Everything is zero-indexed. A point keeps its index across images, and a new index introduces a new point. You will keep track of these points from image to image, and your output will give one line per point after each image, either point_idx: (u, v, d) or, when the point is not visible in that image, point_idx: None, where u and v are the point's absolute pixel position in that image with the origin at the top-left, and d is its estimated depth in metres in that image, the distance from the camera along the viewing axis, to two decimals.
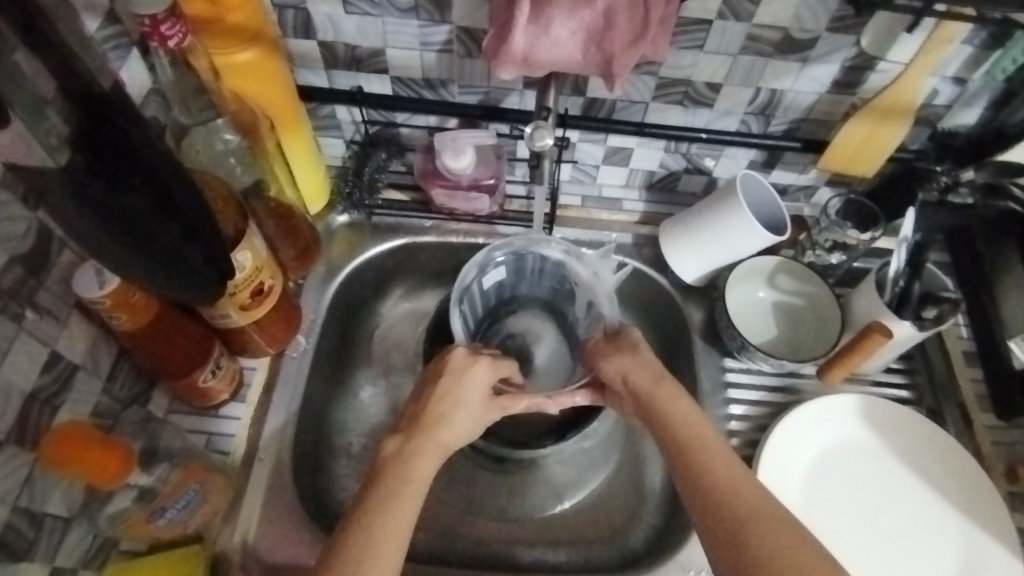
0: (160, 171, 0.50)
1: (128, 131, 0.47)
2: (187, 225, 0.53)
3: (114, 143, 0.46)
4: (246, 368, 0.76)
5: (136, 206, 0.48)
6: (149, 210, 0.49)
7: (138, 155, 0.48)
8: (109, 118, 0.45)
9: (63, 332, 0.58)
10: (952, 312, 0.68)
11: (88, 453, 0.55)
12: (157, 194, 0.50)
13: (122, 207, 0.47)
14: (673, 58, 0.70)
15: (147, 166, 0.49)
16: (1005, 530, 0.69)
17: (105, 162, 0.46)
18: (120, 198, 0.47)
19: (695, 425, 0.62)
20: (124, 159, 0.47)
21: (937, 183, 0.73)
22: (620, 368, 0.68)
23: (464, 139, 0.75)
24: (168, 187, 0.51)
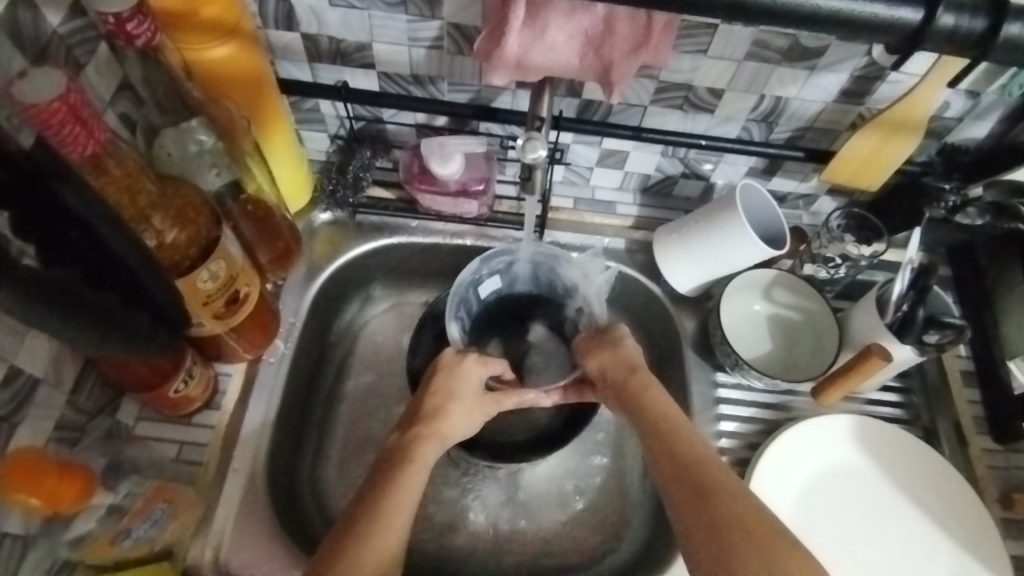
0: (103, 236, 0.47)
1: (53, 185, 0.44)
2: (129, 292, 0.51)
3: (41, 214, 0.44)
4: (222, 374, 0.73)
5: (67, 279, 0.46)
6: (84, 284, 0.47)
7: (77, 220, 0.46)
8: (41, 185, 0.43)
9: (23, 347, 0.56)
10: (957, 338, 0.64)
11: (43, 479, 0.53)
12: (94, 264, 0.48)
13: (56, 280, 0.45)
14: (674, 62, 0.66)
15: (90, 229, 0.46)
16: (998, 559, 0.67)
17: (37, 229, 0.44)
18: (50, 273, 0.44)
19: (674, 423, 0.61)
20: (61, 223, 0.45)
21: (944, 202, 0.69)
22: (613, 371, 0.67)
23: (452, 146, 0.72)
24: (109, 254, 0.48)
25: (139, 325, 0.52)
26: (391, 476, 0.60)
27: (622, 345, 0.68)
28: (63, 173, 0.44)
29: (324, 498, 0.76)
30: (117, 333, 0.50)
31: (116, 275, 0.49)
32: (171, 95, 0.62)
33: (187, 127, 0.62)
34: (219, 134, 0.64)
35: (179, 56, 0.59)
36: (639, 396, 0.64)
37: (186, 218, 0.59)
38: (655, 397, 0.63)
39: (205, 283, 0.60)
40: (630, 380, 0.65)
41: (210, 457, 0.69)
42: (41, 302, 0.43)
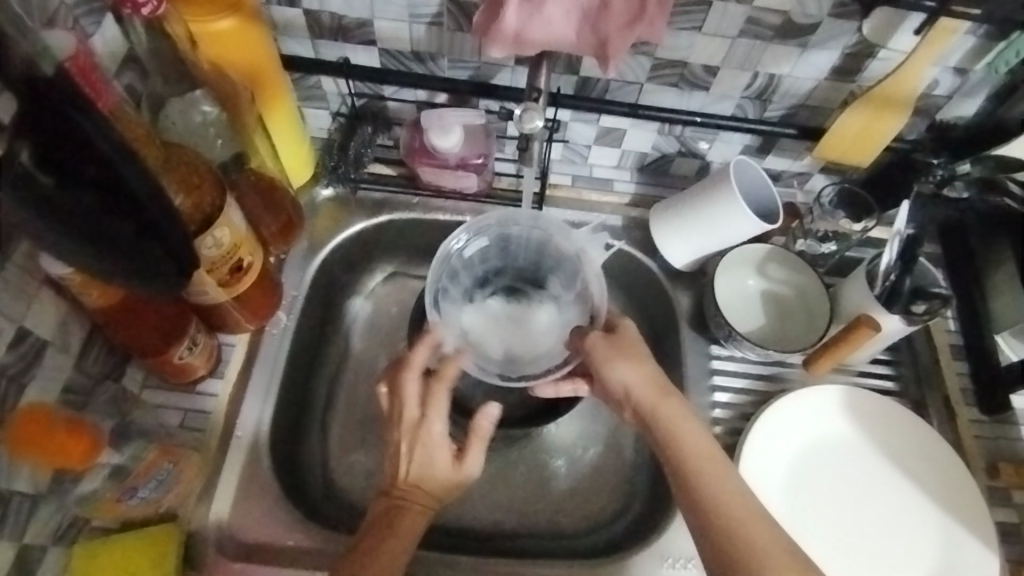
0: (116, 164, 0.46)
1: (68, 108, 0.42)
2: (143, 222, 0.49)
3: (66, 144, 0.43)
4: (224, 344, 0.74)
5: (80, 200, 0.43)
6: (100, 208, 0.45)
7: (93, 149, 0.44)
8: (55, 108, 0.42)
9: (32, 308, 0.57)
10: (942, 308, 0.68)
11: (49, 438, 0.54)
12: (110, 194, 0.46)
13: (71, 203, 0.43)
14: (670, 39, 0.68)
15: (100, 153, 0.44)
16: (983, 523, 0.69)
17: (55, 163, 0.42)
18: (65, 195, 0.42)
19: (697, 444, 0.57)
20: (73, 145, 0.43)
21: (932, 176, 0.72)
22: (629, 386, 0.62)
23: (451, 117, 0.73)
24: (122, 183, 0.46)
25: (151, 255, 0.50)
26: (389, 522, 0.62)
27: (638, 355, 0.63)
28: (82, 105, 0.43)
29: (325, 468, 0.77)
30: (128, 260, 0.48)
31: (131, 207, 0.47)
32: (175, 65, 0.64)
33: (193, 97, 0.65)
34: (221, 102, 0.66)
35: (185, 28, 0.61)
36: (655, 408, 0.60)
37: (191, 184, 0.60)
38: (672, 411, 0.59)
39: (208, 250, 0.61)
40: (646, 392, 0.61)
41: (213, 424, 0.70)
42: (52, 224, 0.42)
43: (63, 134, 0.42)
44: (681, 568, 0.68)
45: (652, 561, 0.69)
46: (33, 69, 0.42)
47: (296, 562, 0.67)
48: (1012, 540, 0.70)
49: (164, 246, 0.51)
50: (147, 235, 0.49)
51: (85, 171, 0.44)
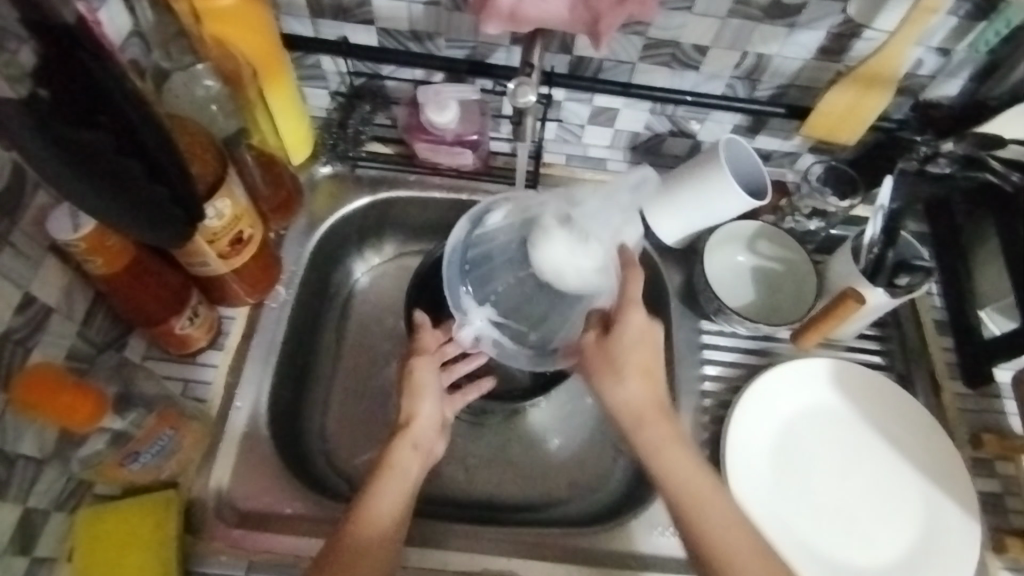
0: (127, 110, 0.49)
1: (85, 60, 0.45)
2: (150, 163, 0.52)
3: (81, 87, 0.46)
4: (225, 317, 0.75)
5: (93, 139, 0.47)
6: (111, 146, 0.49)
7: (103, 92, 0.47)
8: (69, 53, 0.45)
9: (38, 273, 0.59)
10: (925, 280, 0.70)
11: (57, 396, 0.56)
12: (119, 134, 0.49)
13: (84, 141, 0.47)
14: (661, 19, 0.69)
15: (112, 103, 0.48)
16: (965, 491, 0.70)
17: (68, 101, 0.46)
18: (76, 132, 0.46)
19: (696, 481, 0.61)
20: (88, 92, 0.46)
21: (917, 153, 0.73)
22: (636, 407, 0.64)
23: (447, 93, 0.75)
24: (130, 125, 0.49)
25: (159, 204, 0.53)
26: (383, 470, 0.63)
27: (649, 369, 0.65)
28: (97, 51, 0.46)
29: (324, 440, 0.79)
30: (131, 205, 0.51)
31: (136, 148, 0.50)
32: (179, 38, 0.68)
33: (195, 71, 0.69)
34: (224, 79, 0.69)
35: (189, 5, 0.64)
36: (652, 434, 0.63)
37: (193, 153, 0.62)
38: (670, 436, 0.63)
39: (209, 220, 0.63)
40: (647, 411, 0.64)
41: (214, 395, 0.72)
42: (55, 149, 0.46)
43: (79, 79, 0.46)
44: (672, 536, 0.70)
45: (644, 528, 0.70)
46: (53, 16, 0.43)
47: (295, 529, 0.68)
48: (995, 509, 0.72)
49: (172, 191, 0.54)
50: (154, 176, 0.52)
51: (97, 115, 0.47)
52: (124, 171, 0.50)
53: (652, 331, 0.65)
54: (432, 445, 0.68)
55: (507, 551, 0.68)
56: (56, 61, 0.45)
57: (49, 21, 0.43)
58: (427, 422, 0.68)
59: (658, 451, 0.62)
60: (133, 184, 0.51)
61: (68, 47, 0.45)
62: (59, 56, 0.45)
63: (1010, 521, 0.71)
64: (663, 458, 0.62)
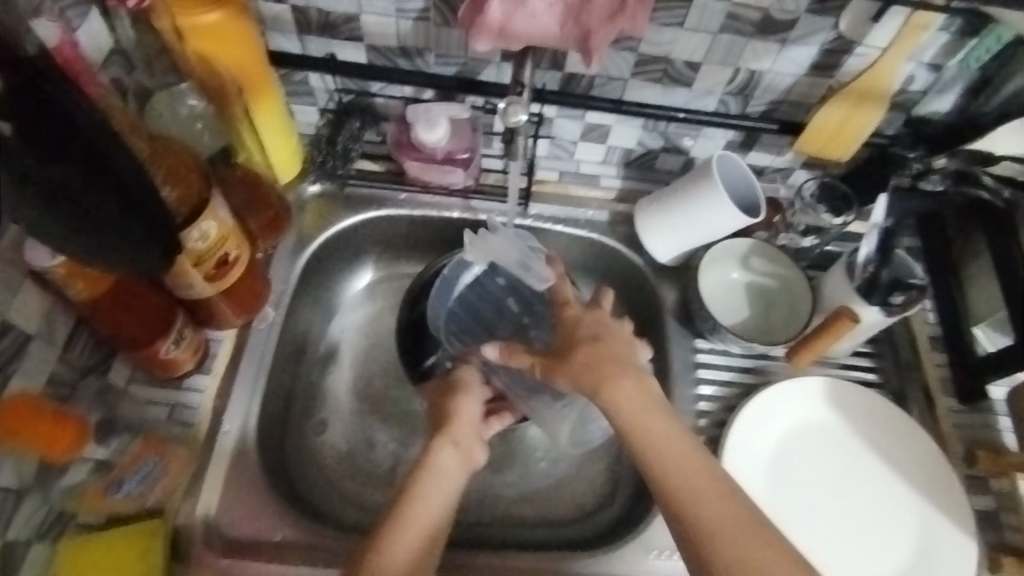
0: (98, 141, 0.47)
1: (48, 90, 0.45)
2: (126, 198, 0.49)
3: (45, 117, 0.45)
4: (212, 339, 0.74)
5: (64, 176, 0.44)
6: (83, 183, 0.46)
7: (71, 122, 0.46)
8: (36, 85, 0.45)
9: (16, 298, 0.57)
10: (920, 298, 0.70)
11: (38, 424, 0.57)
12: (94, 165, 0.47)
13: (60, 180, 0.44)
14: (652, 34, 0.69)
15: (82, 136, 0.46)
16: (961, 510, 0.70)
17: (33, 135, 0.43)
18: (53, 171, 0.44)
19: (647, 417, 0.58)
20: (56, 124, 0.45)
21: (910, 168, 0.74)
22: (606, 379, 0.61)
23: (437, 111, 0.74)
24: (105, 158, 0.48)
25: (133, 236, 0.50)
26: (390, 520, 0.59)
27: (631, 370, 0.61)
28: (56, 81, 0.46)
29: (315, 463, 0.77)
30: (108, 239, 0.48)
31: (113, 183, 0.48)
32: (162, 55, 0.67)
33: (178, 91, 0.68)
34: (209, 97, 0.68)
35: (172, 22, 0.62)
36: (611, 377, 0.61)
37: (174, 175, 0.61)
38: (630, 380, 0.61)
39: (194, 241, 0.61)
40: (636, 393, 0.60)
41: (200, 419, 0.70)
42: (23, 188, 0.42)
43: (36, 106, 0.44)
44: (668, 558, 0.69)
45: (638, 553, 0.69)
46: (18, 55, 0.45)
47: (283, 556, 0.67)
48: (991, 526, 0.71)
49: (148, 224, 0.51)
50: (133, 212, 0.50)
51: (69, 148, 0.45)
52: (100, 210, 0.47)
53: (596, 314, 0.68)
54: (474, 450, 0.66)
55: None
56: (21, 91, 0.44)
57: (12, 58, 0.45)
58: (468, 421, 0.67)
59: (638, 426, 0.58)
60: (112, 221, 0.48)
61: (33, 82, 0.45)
62: (28, 90, 0.45)
63: (1005, 538, 0.70)
64: (619, 398, 0.60)
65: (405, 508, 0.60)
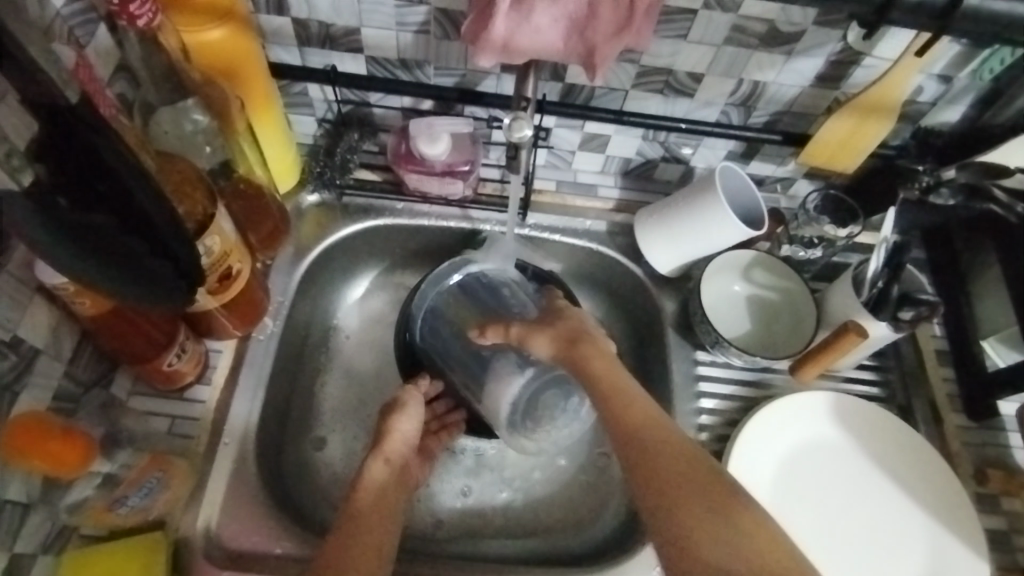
0: (128, 183, 0.50)
1: (95, 141, 0.48)
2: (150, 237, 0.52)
3: (84, 167, 0.48)
4: (212, 351, 0.74)
5: (98, 222, 0.49)
6: (116, 227, 0.50)
7: (106, 171, 0.49)
8: (78, 132, 0.47)
9: (25, 315, 0.58)
10: (929, 315, 0.67)
11: (46, 442, 0.56)
12: (127, 212, 0.50)
13: (87, 224, 0.48)
14: (654, 46, 0.68)
15: (117, 179, 0.49)
16: (970, 532, 0.69)
17: (68, 177, 0.48)
18: (81, 216, 0.48)
19: (621, 386, 0.65)
20: (92, 171, 0.48)
21: (918, 182, 0.70)
22: (602, 382, 0.66)
23: (440, 125, 0.74)
24: (133, 200, 0.51)
25: (160, 273, 0.54)
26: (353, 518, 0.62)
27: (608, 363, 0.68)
28: (102, 130, 0.48)
29: (314, 472, 0.78)
30: (133, 276, 0.52)
31: (141, 225, 0.51)
32: (167, 79, 0.65)
33: (182, 108, 0.66)
34: (213, 115, 0.67)
35: (178, 40, 0.62)
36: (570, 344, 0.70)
37: (182, 191, 0.62)
38: (583, 340, 0.70)
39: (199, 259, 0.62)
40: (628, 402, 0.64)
41: (200, 430, 0.71)
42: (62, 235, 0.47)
43: (81, 156, 0.48)
44: None
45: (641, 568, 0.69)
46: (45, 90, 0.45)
47: (282, 570, 0.67)
48: (1000, 546, 0.70)
49: (176, 262, 0.55)
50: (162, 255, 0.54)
51: (96, 187, 0.49)
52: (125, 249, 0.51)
53: (577, 331, 0.71)
54: (406, 468, 0.70)
55: None
56: (63, 138, 0.47)
57: (55, 103, 0.46)
58: (402, 442, 0.71)
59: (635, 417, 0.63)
60: (136, 258, 0.52)
61: (79, 126, 0.47)
62: (69, 137, 0.47)
63: (1017, 560, 0.69)
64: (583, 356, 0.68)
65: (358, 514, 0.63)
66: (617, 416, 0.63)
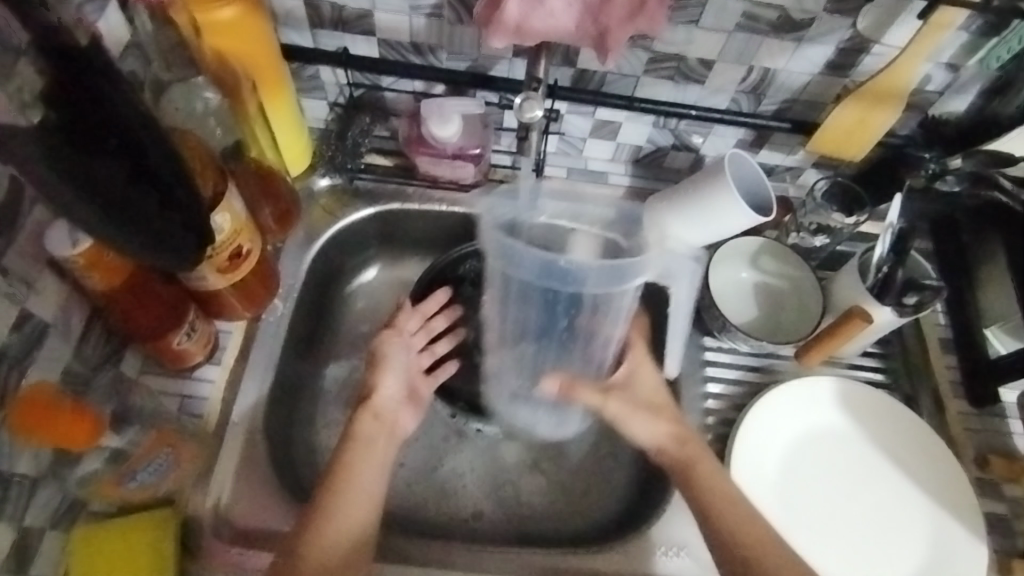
0: (137, 132, 0.47)
1: (104, 89, 0.44)
2: (161, 192, 0.49)
3: (93, 115, 0.44)
4: (222, 332, 0.74)
5: (109, 172, 0.45)
6: (125, 178, 0.46)
7: (116, 116, 0.45)
8: (85, 77, 0.43)
9: (33, 290, 0.58)
10: (934, 298, 0.69)
11: (56, 421, 0.55)
12: (135, 163, 0.47)
13: (96, 173, 0.45)
14: (667, 32, 0.68)
15: (125, 127, 0.46)
16: (972, 516, 0.70)
17: (77, 128, 0.43)
18: (93, 161, 0.44)
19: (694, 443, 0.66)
20: (101, 117, 0.44)
21: (924, 169, 0.72)
22: (709, 497, 0.62)
23: (451, 107, 0.74)
24: (144, 151, 0.47)
25: (167, 227, 0.51)
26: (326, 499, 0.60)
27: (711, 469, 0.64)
28: (109, 73, 0.44)
29: (323, 454, 0.78)
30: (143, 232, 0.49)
31: (150, 176, 0.48)
32: (177, 50, 0.65)
33: (194, 83, 0.67)
34: (223, 91, 0.67)
35: (187, 17, 0.62)
36: (658, 401, 0.68)
37: (195, 166, 0.61)
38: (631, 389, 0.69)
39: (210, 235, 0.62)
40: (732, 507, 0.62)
41: (210, 410, 0.71)
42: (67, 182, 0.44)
43: (96, 104, 0.44)
44: (674, 556, 0.69)
45: (645, 549, 0.69)
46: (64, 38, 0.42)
47: None
48: (1000, 530, 0.71)
49: (182, 219, 0.52)
50: (167, 207, 0.50)
51: (109, 140, 0.45)
52: (135, 203, 0.48)
53: (687, 437, 0.67)
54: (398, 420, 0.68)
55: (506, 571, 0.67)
56: (65, 83, 0.42)
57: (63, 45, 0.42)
58: (390, 398, 0.69)
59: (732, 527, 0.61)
60: (146, 214, 0.49)
61: (87, 75, 0.43)
62: (78, 81, 0.43)
63: (1015, 543, 0.70)
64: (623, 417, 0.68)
65: (335, 497, 0.60)
66: (685, 469, 0.64)
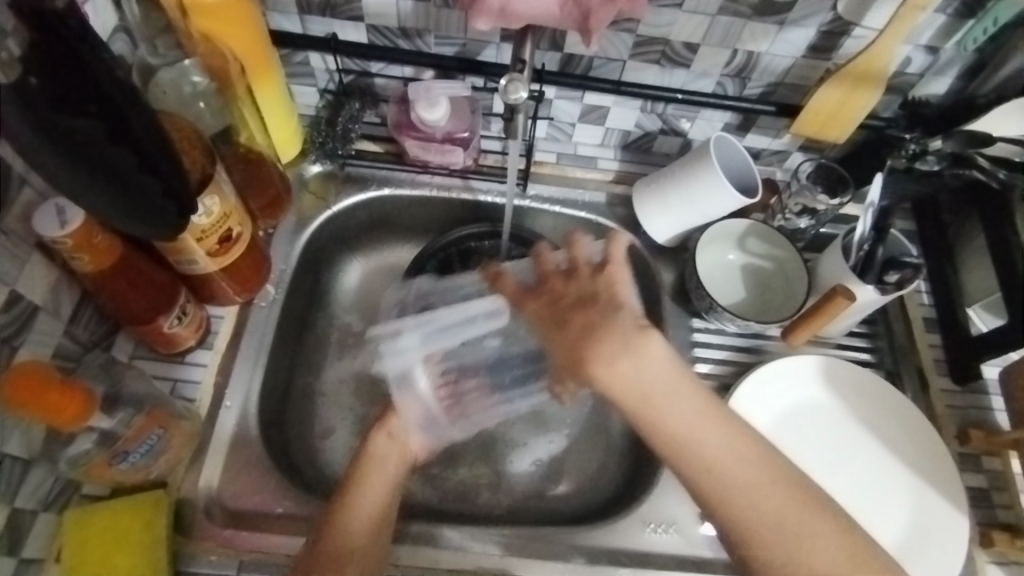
0: (109, 93, 0.48)
1: (80, 53, 0.45)
2: (140, 155, 0.50)
3: (68, 71, 0.45)
4: (214, 316, 0.75)
5: (88, 130, 0.45)
6: (103, 137, 0.47)
7: (89, 78, 0.46)
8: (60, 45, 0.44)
9: (24, 271, 0.58)
10: (914, 276, 0.70)
11: (45, 394, 0.54)
12: (111, 123, 0.48)
13: (77, 128, 0.44)
14: (651, 15, 0.69)
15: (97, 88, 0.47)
16: (956, 491, 0.71)
17: (57, 85, 0.44)
18: (72, 120, 0.44)
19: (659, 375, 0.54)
20: (77, 74, 0.45)
21: (905, 150, 0.73)
22: (679, 437, 0.53)
23: (438, 90, 0.74)
24: (117, 113, 0.48)
25: (150, 193, 0.51)
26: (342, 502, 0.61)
27: (721, 419, 0.54)
28: (79, 35, 0.45)
29: (314, 438, 0.79)
30: (127, 196, 0.49)
31: (126, 137, 0.49)
32: (166, 33, 0.67)
33: (183, 66, 0.67)
34: (213, 76, 0.68)
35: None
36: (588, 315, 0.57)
37: (183, 148, 0.62)
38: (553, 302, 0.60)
39: (198, 217, 0.62)
40: (794, 513, 0.52)
41: (203, 395, 0.71)
42: (49, 147, 0.42)
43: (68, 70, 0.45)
44: (663, 533, 0.70)
45: (635, 525, 0.70)
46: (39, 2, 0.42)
47: (283, 529, 0.68)
48: (982, 503, 0.72)
49: (163, 183, 0.52)
50: (146, 171, 0.50)
51: (85, 105, 0.46)
52: (119, 165, 0.48)
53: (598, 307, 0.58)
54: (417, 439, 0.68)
55: (498, 550, 0.68)
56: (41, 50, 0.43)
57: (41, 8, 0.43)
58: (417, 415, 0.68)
59: (798, 549, 0.51)
60: (128, 174, 0.48)
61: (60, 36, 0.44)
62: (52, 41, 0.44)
63: (997, 515, 0.71)
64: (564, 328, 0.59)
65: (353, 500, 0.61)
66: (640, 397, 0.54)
